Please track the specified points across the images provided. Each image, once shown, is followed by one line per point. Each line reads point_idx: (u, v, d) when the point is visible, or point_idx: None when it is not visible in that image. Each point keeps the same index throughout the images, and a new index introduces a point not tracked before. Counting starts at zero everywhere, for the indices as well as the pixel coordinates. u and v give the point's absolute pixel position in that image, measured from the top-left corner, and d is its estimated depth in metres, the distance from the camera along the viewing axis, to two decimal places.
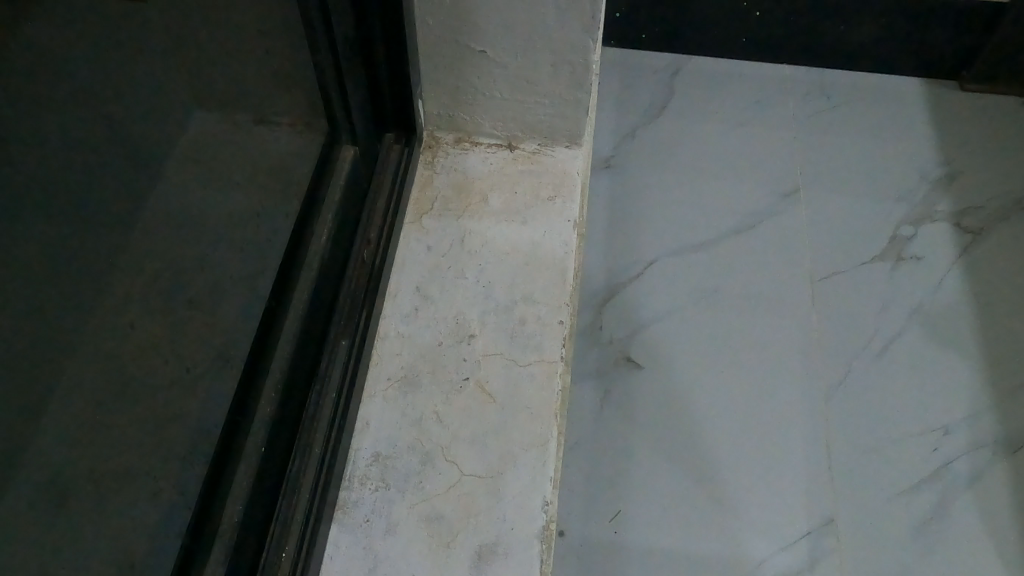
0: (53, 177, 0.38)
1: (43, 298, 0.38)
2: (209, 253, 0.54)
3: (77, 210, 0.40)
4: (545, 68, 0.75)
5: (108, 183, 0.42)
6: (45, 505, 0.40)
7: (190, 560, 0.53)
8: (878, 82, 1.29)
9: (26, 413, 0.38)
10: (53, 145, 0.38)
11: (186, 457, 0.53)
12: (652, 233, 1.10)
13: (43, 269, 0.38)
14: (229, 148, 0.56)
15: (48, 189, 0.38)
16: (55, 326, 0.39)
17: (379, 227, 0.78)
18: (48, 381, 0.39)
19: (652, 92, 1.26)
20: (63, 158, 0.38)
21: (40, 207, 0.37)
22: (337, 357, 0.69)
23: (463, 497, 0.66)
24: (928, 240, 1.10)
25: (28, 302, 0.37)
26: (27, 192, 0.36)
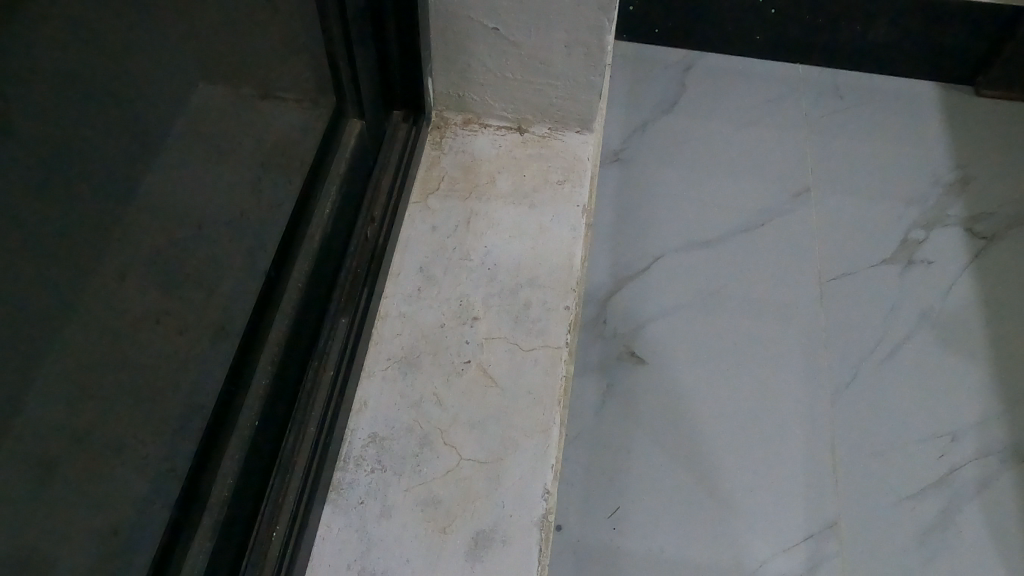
0: (55, 123, 0.36)
1: (37, 251, 0.36)
2: (210, 219, 0.53)
3: (78, 162, 0.38)
4: (559, 49, 0.74)
5: (115, 132, 0.41)
6: (32, 466, 0.38)
7: (177, 533, 0.51)
8: (892, 84, 1.27)
9: (15, 370, 0.36)
10: (56, 93, 0.36)
11: (178, 428, 0.51)
12: (659, 227, 1.08)
13: (38, 219, 0.36)
14: (235, 113, 0.55)
15: (50, 134, 0.36)
16: (48, 280, 0.37)
17: (383, 206, 0.76)
18: (38, 337, 0.37)
19: (663, 86, 1.25)
20: (65, 107, 0.37)
21: (39, 151, 0.35)
22: (336, 334, 0.68)
23: (462, 482, 0.64)
24: (939, 245, 1.09)
25: (21, 253, 0.35)
26: (28, 140, 0.34)
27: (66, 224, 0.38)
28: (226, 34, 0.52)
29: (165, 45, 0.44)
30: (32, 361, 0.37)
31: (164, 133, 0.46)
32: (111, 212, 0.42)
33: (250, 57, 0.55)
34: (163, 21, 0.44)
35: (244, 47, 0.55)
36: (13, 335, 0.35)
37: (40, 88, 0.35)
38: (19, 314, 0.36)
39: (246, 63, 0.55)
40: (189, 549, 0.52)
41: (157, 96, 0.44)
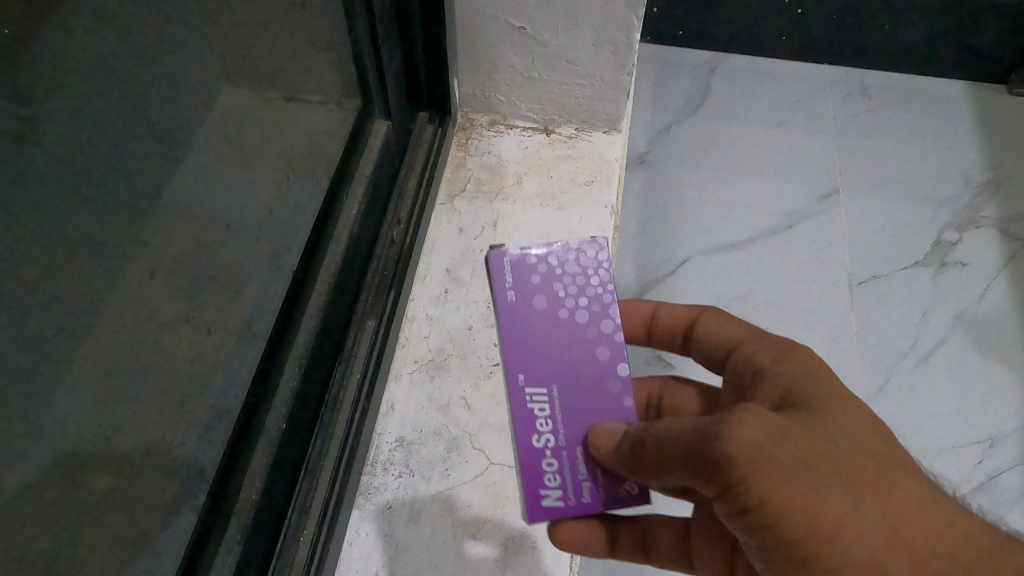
0: (80, 132, 0.36)
1: (66, 264, 0.37)
2: (232, 226, 0.53)
3: (101, 174, 0.38)
4: (586, 48, 0.72)
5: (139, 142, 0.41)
6: (62, 475, 0.39)
7: (206, 538, 0.51)
8: (921, 84, 1.25)
9: (47, 379, 0.37)
10: (84, 108, 0.36)
11: (204, 434, 0.51)
12: (685, 231, 1.07)
13: (64, 228, 0.36)
14: (257, 119, 0.55)
15: (73, 144, 0.36)
16: (73, 293, 0.38)
17: (409, 207, 0.75)
18: (63, 347, 0.37)
19: (688, 88, 1.23)
20: (92, 120, 0.37)
21: (63, 162, 0.35)
22: (363, 337, 0.66)
23: (491, 487, 0.63)
24: (973, 246, 1.07)
25: (55, 267, 0.36)
26: (61, 157, 0.35)
27: (87, 233, 0.38)
28: (248, 38, 0.51)
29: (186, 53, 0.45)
30: (55, 372, 0.37)
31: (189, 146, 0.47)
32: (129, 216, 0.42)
33: (271, 64, 0.55)
34: (189, 30, 0.44)
35: (269, 53, 0.55)
36: (38, 348, 0.36)
37: (61, 95, 0.35)
38: (42, 326, 0.36)
39: (270, 70, 0.56)
40: (217, 558, 0.51)
41: (182, 108, 0.45)
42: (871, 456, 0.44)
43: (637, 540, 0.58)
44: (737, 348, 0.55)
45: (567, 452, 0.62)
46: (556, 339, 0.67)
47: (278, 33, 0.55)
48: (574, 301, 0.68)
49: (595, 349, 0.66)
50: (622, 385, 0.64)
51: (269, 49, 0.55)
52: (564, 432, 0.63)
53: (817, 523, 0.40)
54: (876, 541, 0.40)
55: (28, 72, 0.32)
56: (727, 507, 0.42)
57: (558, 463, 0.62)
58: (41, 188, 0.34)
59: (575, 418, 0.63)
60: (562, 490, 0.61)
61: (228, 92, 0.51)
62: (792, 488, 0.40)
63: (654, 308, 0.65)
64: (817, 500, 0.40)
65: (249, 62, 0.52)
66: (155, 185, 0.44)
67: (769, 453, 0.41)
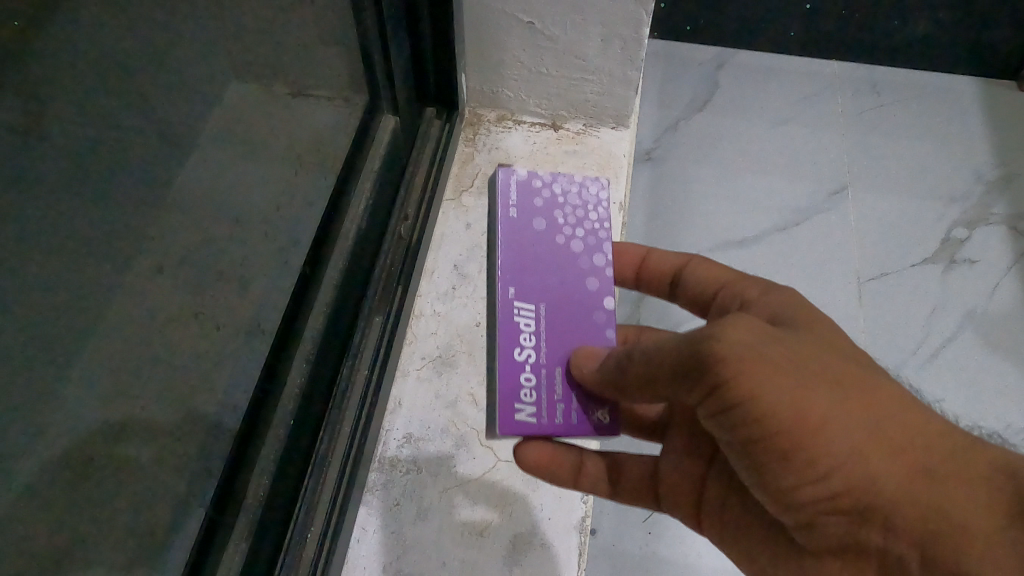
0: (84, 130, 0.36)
1: (74, 264, 0.37)
2: (237, 223, 0.54)
3: (107, 174, 0.39)
4: (595, 43, 0.72)
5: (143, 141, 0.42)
6: (68, 471, 0.39)
7: (213, 533, 0.50)
8: (931, 81, 1.24)
9: (54, 377, 0.37)
10: (90, 106, 0.36)
11: (208, 430, 0.52)
12: (692, 227, 1.06)
13: (72, 226, 0.36)
14: (260, 117, 0.55)
15: (81, 143, 0.36)
16: (81, 291, 0.38)
17: (416, 203, 0.75)
18: (71, 345, 0.38)
19: (695, 84, 1.23)
20: (99, 119, 0.37)
21: (71, 159, 0.35)
22: (370, 332, 0.65)
23: (499, 484, 0.63)
24: (982, 244, 1.06)
25: (64, 267, 0.36)
26: (71, 158, 0.35)
27: (91, 230, 0.38)
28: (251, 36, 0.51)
29: (187, 52, 0.45)
30: (62, 370, 0.37)
31: (192, 146, 0.47)
32: (133, 214, 0.42)
33: (274, 61, 0.56)
34: (193, 29, 0.44)
35: (274, 50, 0.55)
36: (45, 346, 0.36)
37: (68, 93, 0.34)
38: (50, 324, 0.36)
39: (274, 68, 0.56)
40: (224, 553, 0.51)
41: (184, 107, 0.45)
42: (861, 363, 0.40)
43: (604, 471, 0.55)
44: (723, 289, 0.53)
45: (546, 369, 0.60)
46: (547, 262, 0.67)
47: (284, 30, 0.55)
48: (570, 236, 0.68)
49: (586, 279, 0.65)
50: (606, 318, 0.63)
51: (274, 46, 0.55)
52: (545, 350, 0.61)
53: (806, 424, 0.36)
54: (867, 444, 0.37)
55: (35, 69, 0.32)
56: (711, 412, 0.39)
57: (535, 378, 0.60)
58: (49, 187, 0.34)
59: (559, 340, 0.62)
60: (536, 405, 0.58)
61: (233, 91, 0.51)
62: (784, 389, 0.36)
63: (643, 253, 0.64)
64: (810, 400, 0.36)
65: (252, 61, 0.53)
66: (159, 184, 0.44)
67: (762, 354, 0.36)
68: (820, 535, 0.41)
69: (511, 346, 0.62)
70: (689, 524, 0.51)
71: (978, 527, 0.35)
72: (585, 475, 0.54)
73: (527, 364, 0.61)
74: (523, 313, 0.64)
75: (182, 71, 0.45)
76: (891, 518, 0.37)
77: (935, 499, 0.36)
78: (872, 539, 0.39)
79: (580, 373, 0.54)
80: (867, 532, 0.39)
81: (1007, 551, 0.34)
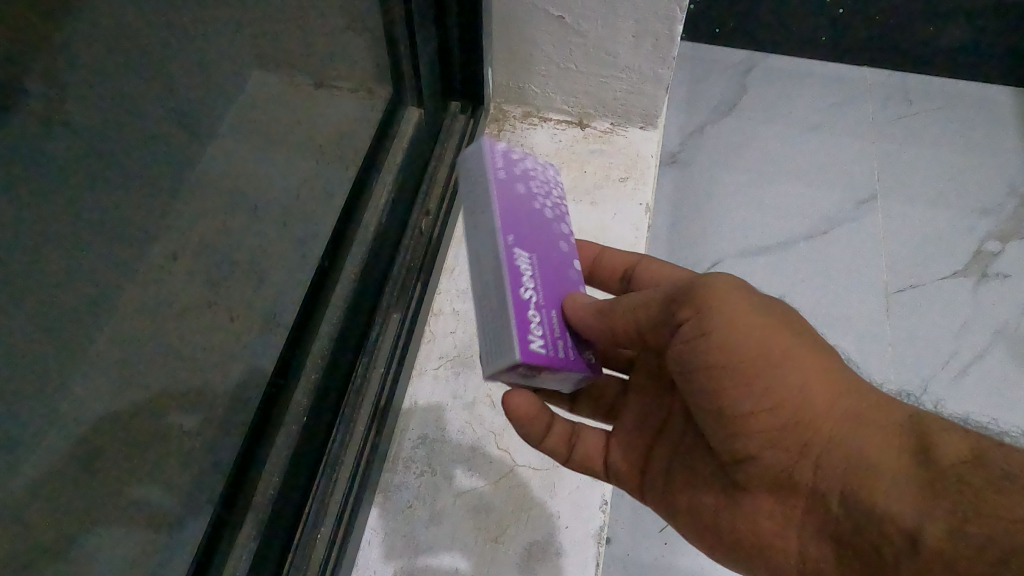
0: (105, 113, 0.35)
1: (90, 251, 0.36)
2: (257, 214, 0.52)
3: (129, 159, 0.37)
4: (626, 39, 0.70)
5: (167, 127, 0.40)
6: (74, 464, 0.38)
7: (221, 532, 0.50)
8: (966, 90, 1.22)
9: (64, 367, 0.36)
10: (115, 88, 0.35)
11: (221, 425, 0.50)
12: (717, 234, 1.04)
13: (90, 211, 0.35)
14: (285, 106, 0.54)
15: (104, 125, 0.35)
16: (96, 279, 0.37)
17: (439, 197, 0.73)
18: (83, 334, 0.37)
19: (723, 88, 1.21)
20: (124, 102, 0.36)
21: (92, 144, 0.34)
22: (388, 329, 0.64)
23: (515, 489, 0.61)
24: (1016, 258, 1.03)
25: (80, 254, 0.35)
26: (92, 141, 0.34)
27: (109, 218, 0.37)
28: (279, 23, 0.50)
29: (215, 37, 0.43)
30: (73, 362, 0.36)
31: (216, 133, 0.46)
32: (152, 202, 0.41)
33: (301, 49, 0.54)
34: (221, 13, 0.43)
35: (301, 38, 0.54)
36: (58, 336, 0.35)
37: (94, 74, 0.33)
38: (63, 315, 0.35)
39: (301, 57, 0.54)
40: (231, 553, 0.50)
41: (209, 93, 0.44)
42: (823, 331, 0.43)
43: (567, 436, 0.51)
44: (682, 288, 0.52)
45: (547, 313, 0.44)
46: (528, 212, 0.48)
47: (311, 17, 0.54)
48: (540, 189, 0.50)
49: (560, 237, 0.50)
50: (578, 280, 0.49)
51: (301, 34, 0.54)
52: (546, 290, 0.45)
53: (766, 353, 0.38)
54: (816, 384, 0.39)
55: (60, 51, 0.31)
56: (676, 349, 0.41)
57: (541, 319, 0.44)
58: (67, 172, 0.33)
59: (554, 286, 0.46)
60: (547, 340, 0.43)
61: (258, 79, 0.50)
62: (753, 326, 0.38)
63: (596, 250, 0.57)
64: (773, 337, 0.39)
65: (280, 48, 0.51)
66: (181, 172, 0.43)
67: (736, 299, 0.39)
68: (759, 481, 0.41)
69: (512, 284, 0.44)
70: (633, 492, 0.50)
71: (896, 459, 0.36)
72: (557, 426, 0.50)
73: (531, 307, 0.44)
74: (517, 255, 0.45)
75: (211, 58, 0.44)
76: (825, 458, 0.38)
77: (866, 436, 0.37)
78: (807, 482, 0.39)
79: (568, 311, 0.46)
80: (803, 471, 0.39)
81: (918, 488, 0.35)
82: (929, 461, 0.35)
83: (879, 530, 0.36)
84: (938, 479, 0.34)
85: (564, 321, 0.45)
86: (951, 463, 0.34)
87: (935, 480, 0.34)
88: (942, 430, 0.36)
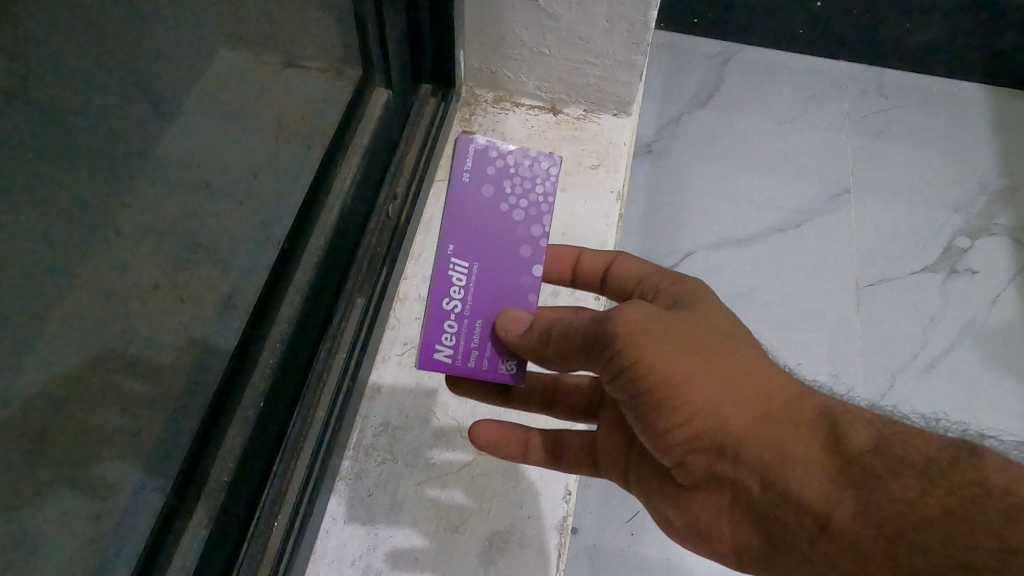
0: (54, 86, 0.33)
1: (39, 233, 0.34)
2: (219, 196, 0.51)
3: (84, 136, 0.36)
4: (600, 24, 0.69)
5: (125, 104, 0.39)
6: (20, 450, 0.36)
7: (170, 520, 0.48)
8: (940, 87, 1.22)
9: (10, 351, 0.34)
10: (66, 61, 0.34)
11: (176, 410, 0.49)
12: (689, 224, 1.04)
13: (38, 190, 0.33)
14: (251, 86, 0.52)
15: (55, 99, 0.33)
16: (46, 262, 0.35)
17: (407, 181, 0.72)
18: (31, 317, 0.35)
19: (700, 78, 1.20)
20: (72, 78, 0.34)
21: (42, 121, 0.33)
22: (352, 312, 0.63)
23: (478, 478, 0.61)
24: (984, 255, 1.04)
25: (29, 235, 0.33)
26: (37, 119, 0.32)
27: (64, 196, 0.35)
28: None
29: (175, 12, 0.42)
30: (22, 347, 0.35)
31: (177, 112, 0.44)
32: (107, 183, 0.39)
33: (267, 27, 0.53)
34: None
35: (267, 15, 0.52)
36: (4, 319, 0.33)
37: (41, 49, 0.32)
38: (10, 296, 0.33)
39: (268, 36, 0.53)
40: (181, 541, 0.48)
41: (170, 70, 0.43)
42: (738, 333, 0.42)
43: (546, 445, 0.53)
44: (644, 284, 0.51)
45: (471, 321, 0.54)
46: (486, 222, 0.57)
47: None
48: (486, 206, 0.58)
49: (522, 241, 0.57)
50: (530, 286, 0.55)
51: (267, 10, 0.52)
52: (472, 301, 0.55)
53: (674, 378, 0.37)
54: (729, 402, 0.38)
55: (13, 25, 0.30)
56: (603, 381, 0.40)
57: (458, 327, 0.54)
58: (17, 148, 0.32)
59: (488, 295, 0.55)
60: (456, 349, 0.54)
61: (222, 57, 0.48)
62: (660, 351, 0.38)
63: (575, 254, 0.57)
64: (681, 360, 0.38)
65: (245, 26, 0.50)
66: (140, 150, 0.42)
67: (639, 325, 0.38)
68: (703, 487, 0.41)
69: (440, 295, 0.55)
70: (623, 482, 0.50)
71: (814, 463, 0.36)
72: (532, 447, 0.53)
73: (451, 317, 0.55)
74: (456, 267, 0.56)
75: (172, 34, 0.42)
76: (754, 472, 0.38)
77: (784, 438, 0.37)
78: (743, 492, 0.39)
79: (503, 338, 0.50)
80: (729, 483, 0.39)
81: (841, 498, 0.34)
82: (848, 476, 0.34)
83: (810, 547, 0.35)
84: (861, 498, 0.33)
85: (488, 326, 0.54)
86: (874, 478, 0.33)
87: (858, 498, 0.34)
88: (858, 438, 0.35)
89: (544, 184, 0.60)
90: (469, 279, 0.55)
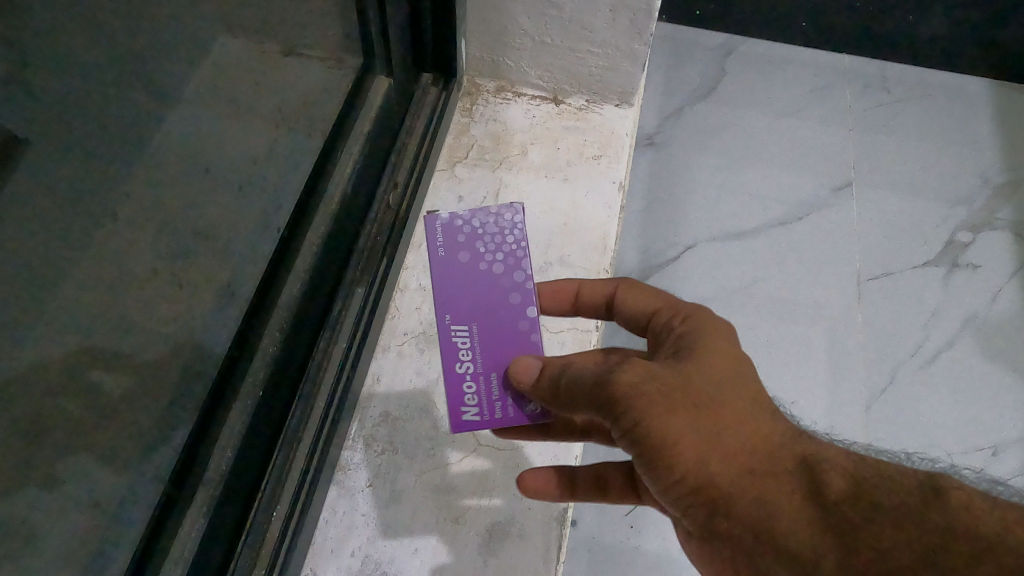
0: (54, 68, 0.33)
1: (37, 220, 0.34)
2: (219, 183, 0.50)
3: (83, 122, 0.35)
4: (603, 13, 0.69)
5: (124, 89, 0.38)
6: (18, 438, 0.36)
7: (169, 508, 0.48)
8: (943, 81, 1.21)
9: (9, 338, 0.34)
10: (66, 44, 0.33)
11: (175, 400, 0.48)
12: (690, 216, 1.03)
13: (38, 177, 0.33)
14: (252, 73, 0.52)
15: (54, 86, 0.33)
16: (45, 251, 0.35)
17: (408, 170, 0.71)
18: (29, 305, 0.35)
19: (702, 71, 1.20)
20: (72, 63, 0.34)
21: (42, 106, 0.32)
22: (352, 302, 0.62)
23: (478, 469, 0.60)
24: (986, 249, 1.04)
25: (26, 222, 0.33)
26: (37, 105, 0.32)
27: (62, 182, 0.35)
28: None
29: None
30: (21, 331, 0.34)
31: (178, 99, 0.44)
32: (107, 170, 0.38)
33: (269, 14, 0.52)
34: None
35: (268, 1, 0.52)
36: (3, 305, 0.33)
37: (44, 36, 0.32)
38: (7, 280, 0.33)
39: (269, 23, 0.52)
40: (179, 530, 0.48)
41: (172, 56, 0.42)
42: (737, 372, 0.40)
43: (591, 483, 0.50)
44: (654, 320, 0.47)
45: (486, 376, 0.48)
46: (468, 281, 0.50)
47: None
48: (463, 262, 0.51)
49: (510, 291, 0.50)
50: (533, 326, 0.49)
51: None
52: (483, 356, 0.49)
53: (669, 442, 0.36)
54: (722, 460, 0.36)
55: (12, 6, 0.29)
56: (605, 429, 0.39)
57: (477, 388, 0.48)
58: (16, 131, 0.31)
59: (495, 349, 0.49)
60: (481, 407, 0.48)
61: (223, 44, 0.47)
62: (651, 413, 0.36)
63: (574, 286, 0.54)
64: (671, 421, 0.36)
65: (246, 12, 0.49)
66: (141, 137, 0.41)
67: (634, 389, 0.37)
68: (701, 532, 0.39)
69: (447, 362, 0.49)
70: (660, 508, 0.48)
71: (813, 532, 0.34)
72: (579, 482, 0.50)
73: (467, 380, 0.48)
74: (454, 331, 0.49)
75: (174, 19, 0.41)
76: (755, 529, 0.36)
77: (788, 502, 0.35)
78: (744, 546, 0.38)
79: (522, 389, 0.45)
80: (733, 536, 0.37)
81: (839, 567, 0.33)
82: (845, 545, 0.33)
83: None
84: (857, 569, 0.32)
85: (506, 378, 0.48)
86: (870, 547, 0.32)
87: (854, 569, 0.32)
88: (854, 503, 0.33)
89: (514, 234, 0.52)
90: (473, 341, 0.49)
